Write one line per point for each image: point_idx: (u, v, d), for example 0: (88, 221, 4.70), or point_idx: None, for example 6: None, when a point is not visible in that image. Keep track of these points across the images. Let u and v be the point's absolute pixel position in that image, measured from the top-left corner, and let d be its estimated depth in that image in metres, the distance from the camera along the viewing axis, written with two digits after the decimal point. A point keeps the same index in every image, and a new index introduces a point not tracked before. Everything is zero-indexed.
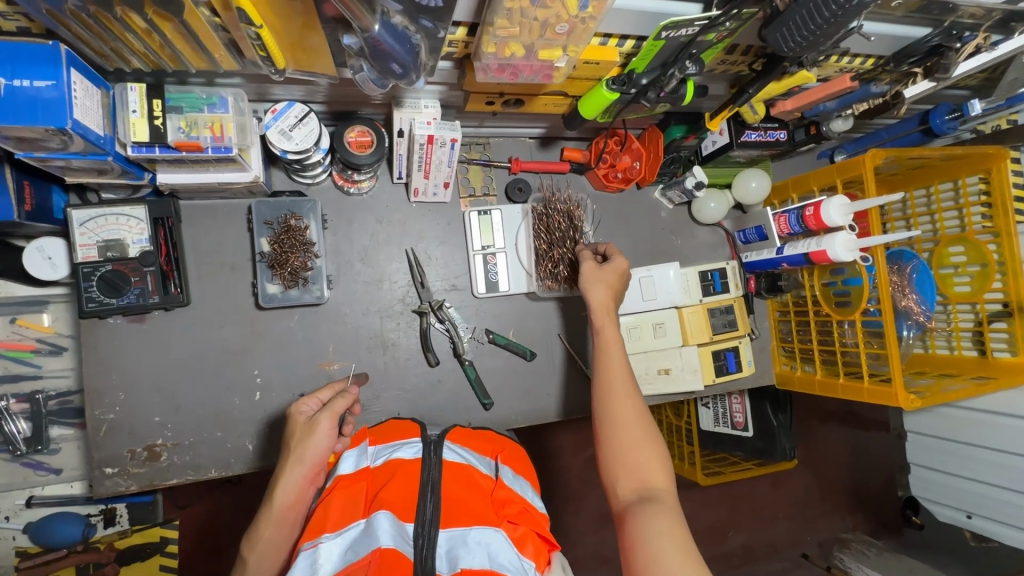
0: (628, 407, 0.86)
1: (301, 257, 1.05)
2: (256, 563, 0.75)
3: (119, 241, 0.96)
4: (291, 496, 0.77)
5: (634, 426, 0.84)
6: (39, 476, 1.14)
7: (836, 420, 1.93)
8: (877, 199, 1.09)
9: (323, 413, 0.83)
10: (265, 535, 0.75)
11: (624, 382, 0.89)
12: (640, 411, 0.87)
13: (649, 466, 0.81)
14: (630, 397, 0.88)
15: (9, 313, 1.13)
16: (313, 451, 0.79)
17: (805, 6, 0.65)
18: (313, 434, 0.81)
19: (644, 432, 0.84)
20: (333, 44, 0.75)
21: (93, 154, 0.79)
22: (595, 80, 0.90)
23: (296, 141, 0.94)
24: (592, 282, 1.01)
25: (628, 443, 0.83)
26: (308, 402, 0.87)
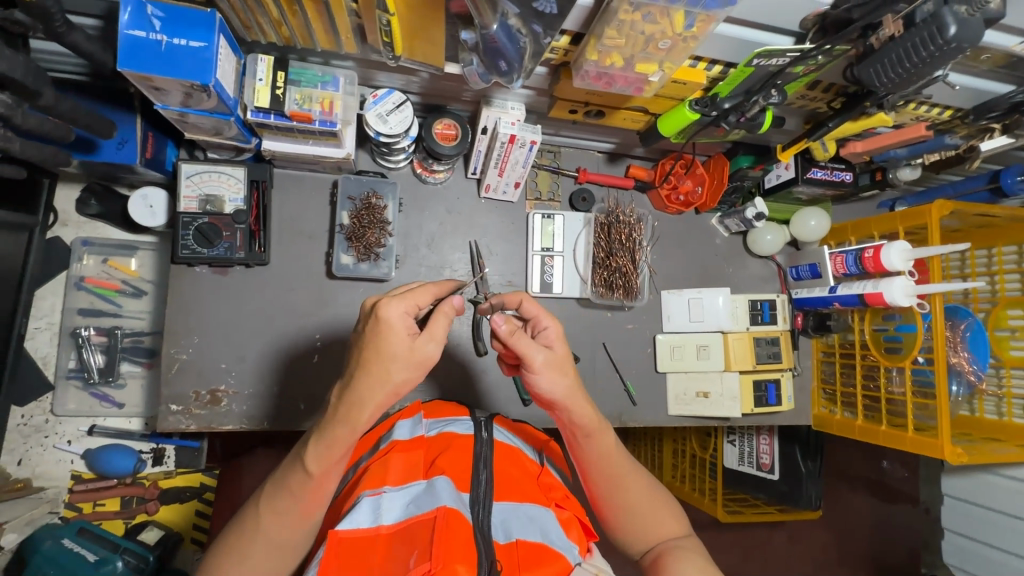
0: (632, 478, 0.85)
1: (376, 234, 1.11)
2: (321, 478, 0.69)
3: (218, 197, 1.05)
4: (315, 474, 0.69)
5: (640, 493, 0.84)
6: (102, 407, 1.23)
7: (863, 486, 1.86)
8: (941, 248, 1.09)
9: (428, 342, 0.66)
10: (283, 507, 0.70)
11: (621, 456, 0.86)
12: (642, 476, 0.86)
13: (664, 517, 0.84)
14: (632, 468, 0.86)
15: (103, 253, 1.25)
16: (405, 380, 0.65)
17: (901, 45, 0.69)
18: (412, 370, 0.65)
19: (654, 493, 0.86)
20: (449, 38, 0.83)
21: (218, 113, 0.88)
22: (678, 100, 0.95)
23: (390, 125, 1.00)
24: (550, 374, 0.78)
25: (642, 512, 0.84)
26: (398, 305, 0.65)
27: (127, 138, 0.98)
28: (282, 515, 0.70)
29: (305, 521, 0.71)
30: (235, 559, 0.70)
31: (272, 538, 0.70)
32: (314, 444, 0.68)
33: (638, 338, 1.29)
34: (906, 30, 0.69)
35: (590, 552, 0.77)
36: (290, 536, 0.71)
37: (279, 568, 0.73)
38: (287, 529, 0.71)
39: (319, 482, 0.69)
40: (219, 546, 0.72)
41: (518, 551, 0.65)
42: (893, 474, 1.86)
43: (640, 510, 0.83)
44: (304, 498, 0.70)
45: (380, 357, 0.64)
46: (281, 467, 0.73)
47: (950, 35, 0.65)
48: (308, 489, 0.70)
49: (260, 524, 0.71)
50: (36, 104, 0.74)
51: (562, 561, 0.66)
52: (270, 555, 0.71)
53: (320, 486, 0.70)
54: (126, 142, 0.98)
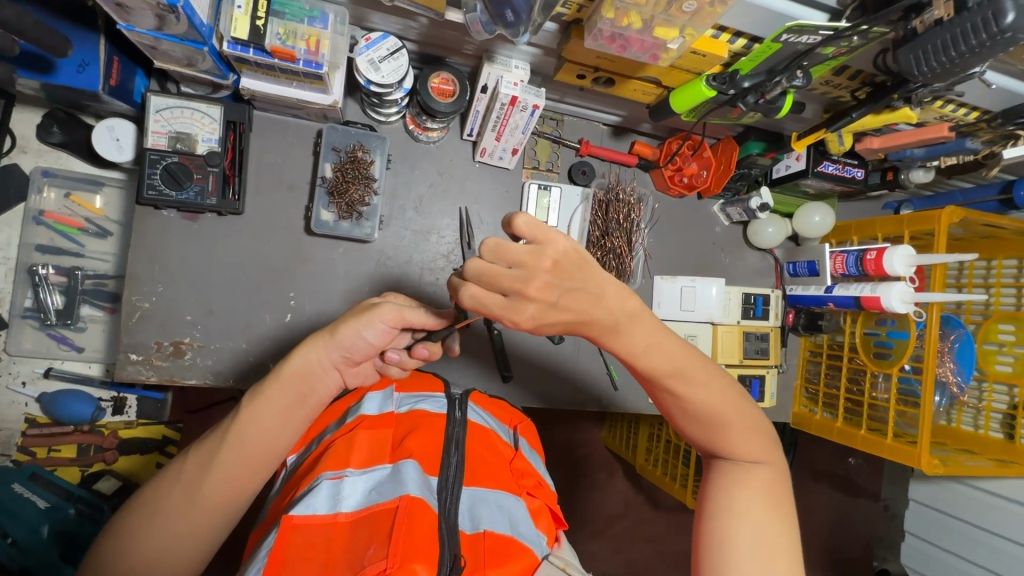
0: (705, 384, 0.73)
1: (360, 190, 1.04)
2: (249, 422, 0.69)
3: (190, 135, 0.97)
4: (258, 422, 0.69)
5: (714, 405, 0.74)
6: (61, 349, 1.17)
7: (829, 481, 1.81)
8: (946, 257, 1.05)
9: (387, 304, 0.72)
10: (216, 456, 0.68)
11: (695, 365, 0.72)
12: (717, 379, 0.74)
13: (738, 439, 0.76)
14: (706, 372, 0.73)
15: (65, 187, 1.16)
16: (347, 325, 0.71)
17: (946, 32, 0.63)
18: (360, 316, 0.71)
19: (727, 399, 0.75)
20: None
21: (191, 41, 0.81)
22: (695, 74, 0.88)
23: (382, 74, 0.92)
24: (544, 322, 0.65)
25: (710, 419, 0.74)
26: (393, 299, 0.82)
27: (88, 61, 0.88)
28: (205, 463, 0.68)
29: (228, 480, 0.68)
30: (151, 509, 0.67)
31: (193, 488, 0.68)
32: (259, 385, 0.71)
33: None
34: (956, 14, 0.63)
35: (558, 542, 0.75)
36: (208, 493, 0.68)
37: (194, 532, 0.68)
38: (206, 483, 0.68)
39: (247, 425, 0.68)
40: (143, 494, 0.70)
41: (484, 543, 0.63)
42: (855, 470, 1.83)
43: (711, 414, 0.74)
44: (229, 445, 0.68)
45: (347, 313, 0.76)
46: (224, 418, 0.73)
47: (1005, 24, 0.59)
48: (246, 439, 0.69)
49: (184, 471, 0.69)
50: None
51: (529, 556, 0.64)
52: (182, 510, 0.67)
53: (246, 433, 0.69)
54: (86, 65, 0.89)
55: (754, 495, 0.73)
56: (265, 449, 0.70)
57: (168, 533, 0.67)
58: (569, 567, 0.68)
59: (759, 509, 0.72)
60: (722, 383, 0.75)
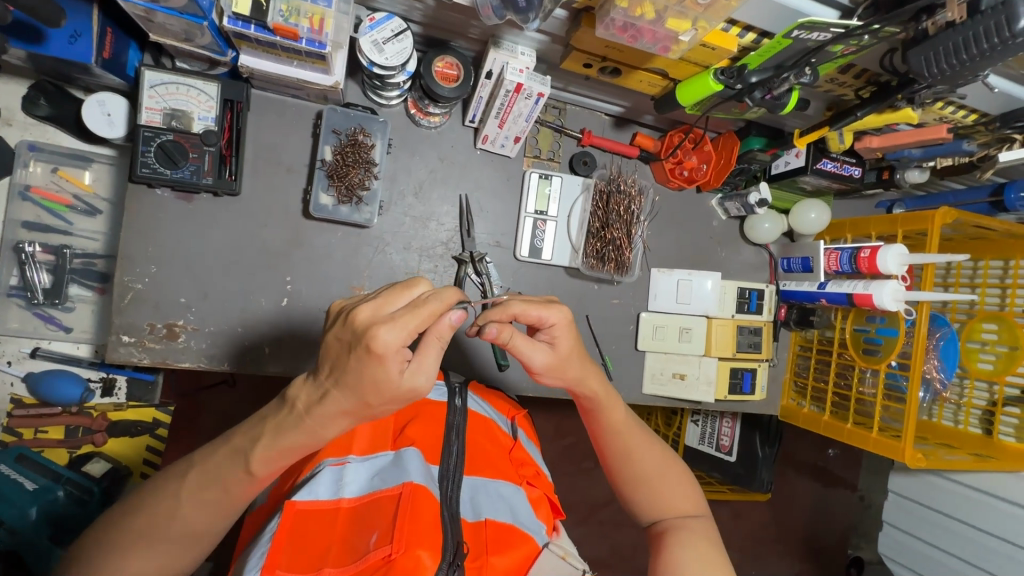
0: (645, 448, 0.85)
1: (360, 174, 1.03)
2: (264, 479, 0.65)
3: (186, 112, 0.94)
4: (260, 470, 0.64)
5: (651, 463, 0.85)
6: (48, 329, 1.15)
7: (806, 470, 1.84)
8: (938, 257, 1.07)
9: (423, 377, 0.58)
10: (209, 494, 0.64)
11: (631, 425, 0.86)
12: (655, 445, 0.87)
13: (677, 496, 0.85)
14: (645, 439, 0.87)
15: (52, 162, 1.13)
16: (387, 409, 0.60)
17: (957, 35, 0.65)
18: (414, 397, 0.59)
19: (664, 462, 0.86)
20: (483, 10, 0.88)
21: (190, 15, 0.78)
22: (703, 67, 0.87)
23: (385, 56, 0.90)
24: (554, 372, 0.80)
25: (652, 481, 0.85)
26: (394, 333, 0.54)
27: (81, 31, 0.85)
28: (209, 511, 0.66)
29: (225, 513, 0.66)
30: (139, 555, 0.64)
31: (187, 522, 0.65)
32: (264, 445, 0.62)
33: (621, 315, 1.26)
34: (968, 17, 0.64)
35: (557, 531, 0.75)
36: (208, 532, 0.67)
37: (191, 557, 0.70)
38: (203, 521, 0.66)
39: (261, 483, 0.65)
40: (117, 532, 0.65)
41: (486, 531, 0.63)
42: (834, 463, 1.87)
43: (653, 476, 0.85)
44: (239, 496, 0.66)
45: (363, 389, 0.56)
46: (201, 461, 0.65)
47: (1017, 29, 0.61)
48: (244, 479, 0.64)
49: (172, 522, 0.65)
50: None
51: (529, 544, 0.64)
52: (177, 541, 0.66)
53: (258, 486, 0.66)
54: (79, 36, 0.85)
55: (700, 549, 0.78)
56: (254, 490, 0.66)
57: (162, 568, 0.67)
58: (569, 556, 0.66)
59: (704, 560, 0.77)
60: (660, 448, 0.87)
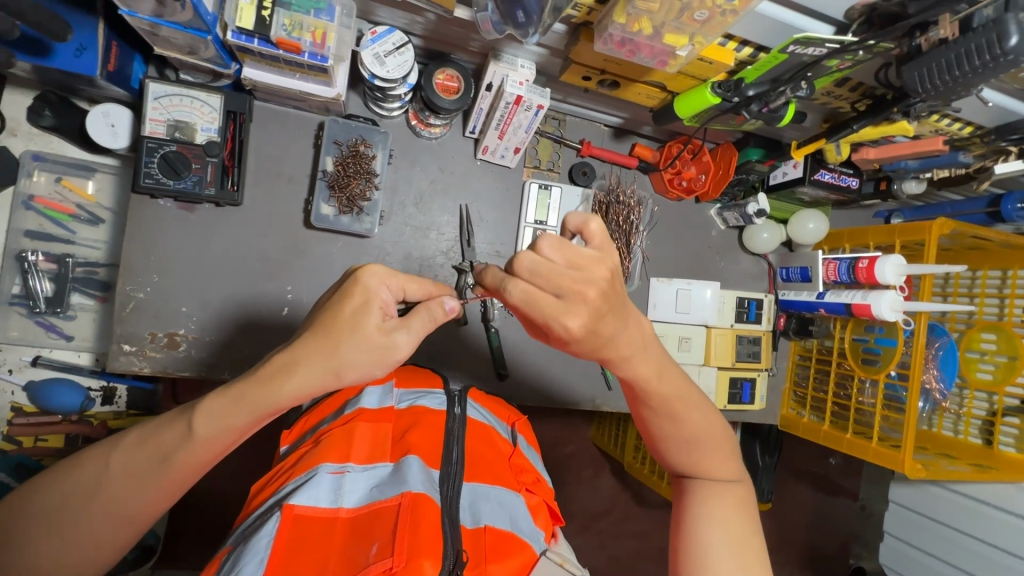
0: (692, 411, 0.77)
1: (361, 185, 1.04)
2: (201, 444, 0.64)
3: (189, 124, 0.95)
4: (205, 437, 0.64)
5: (696, 423, 0.78)
6: (50, 337, 1.15)
7: (806, 479, 1.84)
8: (935, 268, 1.08)
9: (400, 332, 0.63)
10: (146, 465, 0.64)
11: (680, 384, 0.76)
12: (702, 402, 0.79)
13: (716, 460, 0.80)
14: (695, 398, 0.77)
15: (55, 171, 1.14)
16: (354, 364, 0.62)
17: (951, 51, 0.66)
18: (378, 355, 0.62)
19: (708, 421, 0.79)
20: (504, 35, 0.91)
21: (194, 30, 0.80)
22: (700, 81, 0.88)
23: (387, 68, 0.92)
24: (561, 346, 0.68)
25: (694, 443, 0.78)
26: (383, 275, 0.63)
27: (87, 45, 0.86)
28: (142, 476, 0.64)
29: (167, 489, 0.66)
30: (71, 514, 0.63)
31: (121, 494, 0.64)
32: (213, 400, 0.64)
33: None
34: (961, 34, 0.65)
35: (556, 538, 0.75)
36: (141, 507, 0.65)
37: (117, 536, 0.66)
38: (140, 495, 0.65)
39: (196, 448, 0.64)
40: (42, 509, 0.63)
41: (486, 539, 0.63)
42: (834, 473, 1.86)
43: (698, 442, 0.79)
44: (174, 464, 0.64)
45: (339, 329, 0.61)
46: (156, 422, 0.67)
47: (1009, 46, 0.62)
48: (185, 449, 0.64)
49: (111, 481, 0.64)
50: None
51: (527, 552, 0.64)
52: (107, 520, 0.64)
53: (194, 452, 0.64)
54: (85, 50, 0.87)
55: (733, 520, 0.76)
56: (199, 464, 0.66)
57: (83, 537, 0.64)
58: (566, 562, 0.69)
59: (735, 528, 0.76)
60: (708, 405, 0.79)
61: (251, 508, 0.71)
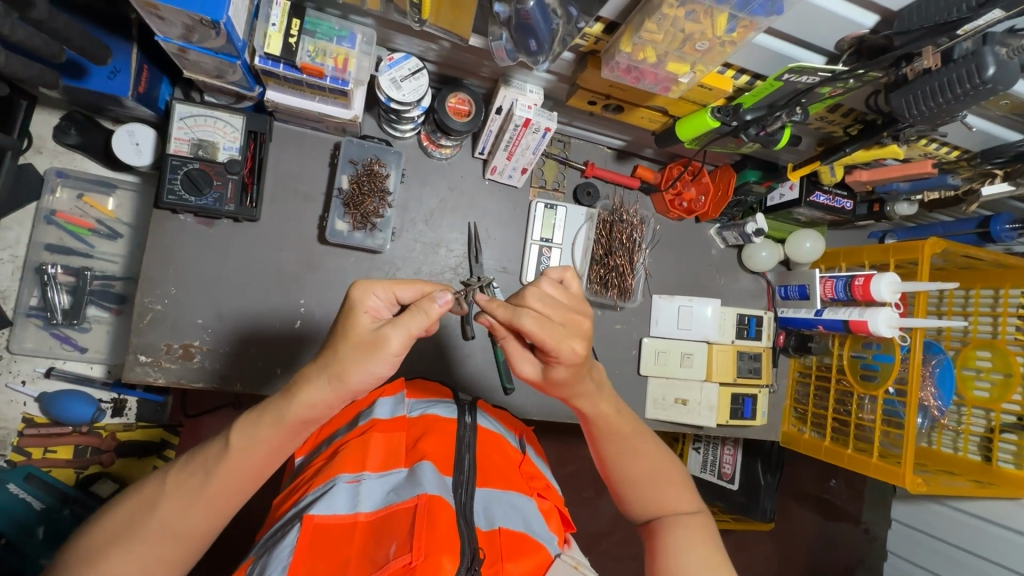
0: (639, 444, 0.84)
1: (375, 203, 1.08)
2: (234, 459, 0.67)
3: (212, 143, 0.99)
4: (245, 450, 0.66)
5: (646, 457, 0.84)
6: (64, 349, 1.18)
7: (810, 500, 1.84)
8: (928, 286, 1.12)
9: (387, 327, 0.61)
10: (190, 483, 0.66)
11: (630, 421, 0.84)
12: (650, 440, 0.86)
13: (671, 493, 0.84)
14: (642, 434, 0.85)
15: (78, 188, 1.18)
16: (349, 363, 0.62)
17: (934, 80, 0.70)
18: (366, 356, 0.61)
19: (658, 456, 0.85)
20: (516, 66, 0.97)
21: (225, 55, 0.84)
22: (701, 105, 0.92)
23: (403, 92, 0.96)
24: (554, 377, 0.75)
25: (644, 476, 0.84)
26: (367, 288, 0.65)
27: (121, 68, 0.91)
28: (188, 498, 0.66)
29: (215, 507, 0.68)
30: (125, 537, 0.65)
31: (173, 517, 0.66)
32: (246, 419, 0.67)
33: (624, 340, 1.29)
34: (943, 64, 0.70)
35: (568, 543, 0.76)
36: (189, 527, 0.67)
37: (173, 558, 0.68)
38: (185, 515, 0.66)
39: (233, 462, 0.66)
40: (95, 534, 0.66)
41: (500, 539, 0.64)
42: (838, 493, 1.85)
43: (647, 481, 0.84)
44: (215, 479, 0.67)
45: (335, 339, 0.63)
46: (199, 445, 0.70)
47: (987, 75, 0.67)
48: (223, 465, 0.67)
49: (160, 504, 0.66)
50: (27, 15, 0.69)
51: (542, 553, 0.65)
52: (161, 545, 0.66)
53: (231, 467, 0.67)
54: (118, 72, 0.91)
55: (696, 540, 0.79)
56: (240, 481, 0.68)
57: (137, 558, 0.65)
58: (580, 565, 0.70)
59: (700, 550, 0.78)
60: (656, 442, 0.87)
61: (277, 516, 0.73)
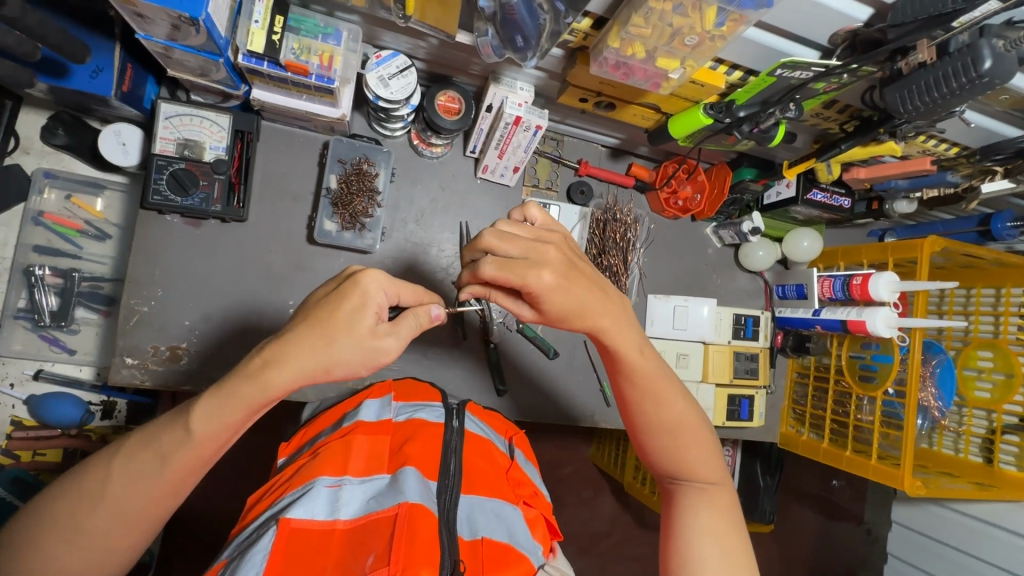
0: (670, 401, 0.79)
1: (364, 202, 1.06)
2: (199, 444, 0.65)
3: (198, 142, 0.98)
4: (205, 434, 0.64)
5: (677, 415, 0.79)
6: (52, 351, 1.17)
7: (810, 501, 1.81)
8: (926, 284, 1.10)
9: (389, 338, 0.64)
10: (142, 466, 0.64)
11: (662, 375, 0.79)
12: (683, 397, 0.80)
13: (697, 457, 0.80)
14: (674, 391, 0.79)
15: (65, 189, 1.17)
16: (342, 361, 0.63)
17: (931, 73, 0.69)
18: (359, 356, 0.63)
19: (689, 417, 0.80)
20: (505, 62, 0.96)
21: (207, 53, 0.83)
22: (693, 102, 0.91)
23: (391, 90, 0.95)
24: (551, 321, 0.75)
25: (672, 434, 0.79)
26: (379, 278, 0.64)
27: (103, 66, 0.90)
28: (139, 481, 0.64)
29: (168, 490, 0.66)
30: (69, 523, 0.63)
31: (122, 499, 0.64)
32: (206, 401, 0.64)
33: None
34: (939, 58, 0.69)
35: (553, 552, 0.75)
36: (140, 510, 0.65)
37: (122, 541, 0.66)
38: (136, 498, 0.65)
39: (195, 448, 0.64)
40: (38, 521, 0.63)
41: (482, 550, 0.63)
42: (838, 494, 1.83)
43: (678, 431, 0.79)
44: (173, 464, 0.65)
45: (333, 323, 0.62)
46: (155, 423, 0.67)
47: (983, 69, 0.65)
48: (184, 449, 0.64)
49: (110, 485, 0.64)
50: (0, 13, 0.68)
51: (525, 564, 0.63)
52: (110, 526, 0.65)
53: (193, 451, 0.65)
54: (101, 71, 0.90)
55: (713, 516, 0.77)
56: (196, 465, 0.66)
57: (88, 544, 0.64)
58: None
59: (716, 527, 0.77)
60: (690, 401, 0.80)
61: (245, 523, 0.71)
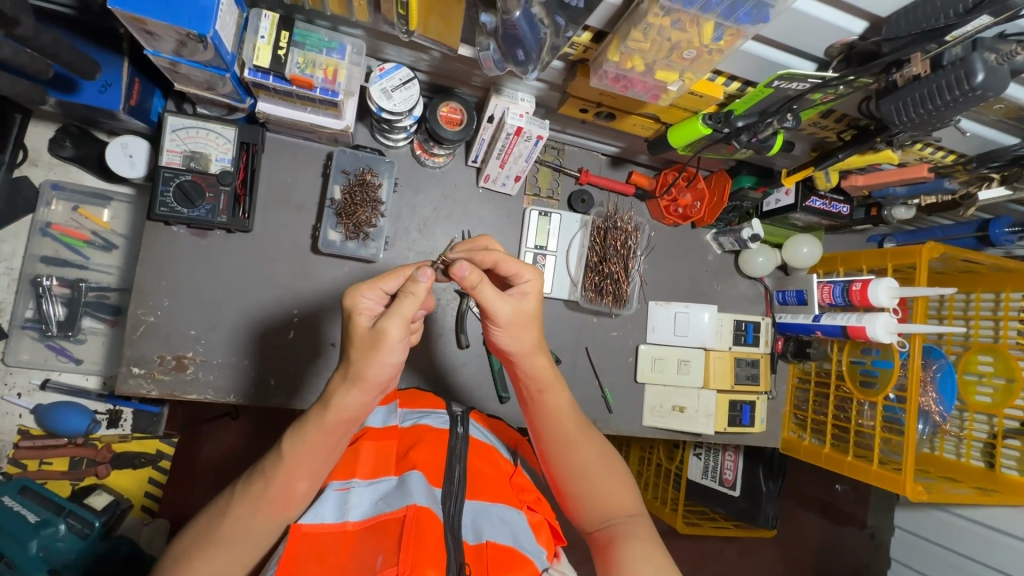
0: (584, 441, 0.80)
1: (368, 212, 1.07)
2: (291, 464, 0.67)
3: (204, 154, 1.00)
4: (299, 455, 0.66)
5: (592, 455, 0.80)
6: (59, 361, 1.18)
7: (813, 506, 1.82)
8: (926, 290, 1.10)
9: (387, 319, 0.61)
10: (252, 493, 0.67)
11: (575, 416, 0.82)
12: (595, 438, 0.82)
13: (617, 496, 0.79)
14: (586, 432, 0.82)
15: (73, 201, 1.19)
16: (370, 365, 0.62)
17: (924, 86, 0.70)
18: (376, 350, 0.61)
19: (604, 458, 0.81)
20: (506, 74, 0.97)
21: (214, 68, 0.85)
22: (692, 112, 0.92)
23: (394, 102, 0.96)
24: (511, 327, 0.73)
25: (589, 473, 0.79)
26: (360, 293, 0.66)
27: (112, 82, 0.92)
28: (252, 506, 0.66)
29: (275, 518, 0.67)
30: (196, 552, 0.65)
31: (238, 528, 0.66)
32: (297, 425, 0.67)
33: (620, 348, 1.28)
34: (932, 71, 0.70)
35: (558, 557, 0.75)
36: (258, 536, 0.67)
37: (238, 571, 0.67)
38: (253, 524, 0.66)
39: (288, 468, 0.66)
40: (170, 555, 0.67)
41: (487, 552, 0.63)
42: (841, 499, 1.83)
43: (595, 477, 0.79)
44: (275, 487, 0.66)
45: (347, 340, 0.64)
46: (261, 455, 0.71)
47: (976, 82, 0.66)
48: (281, 472, 0.67)
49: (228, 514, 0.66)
50: (13, 32, 0.70)
51: (530, 566, 0.63)
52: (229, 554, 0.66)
53: (289, 473, 0.67)
54: (109, 86, 0.92)
55: (645, 549, 0.74)
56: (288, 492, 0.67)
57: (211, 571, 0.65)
58: None
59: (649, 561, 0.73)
60: (603, 443, 0.83)
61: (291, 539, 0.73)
